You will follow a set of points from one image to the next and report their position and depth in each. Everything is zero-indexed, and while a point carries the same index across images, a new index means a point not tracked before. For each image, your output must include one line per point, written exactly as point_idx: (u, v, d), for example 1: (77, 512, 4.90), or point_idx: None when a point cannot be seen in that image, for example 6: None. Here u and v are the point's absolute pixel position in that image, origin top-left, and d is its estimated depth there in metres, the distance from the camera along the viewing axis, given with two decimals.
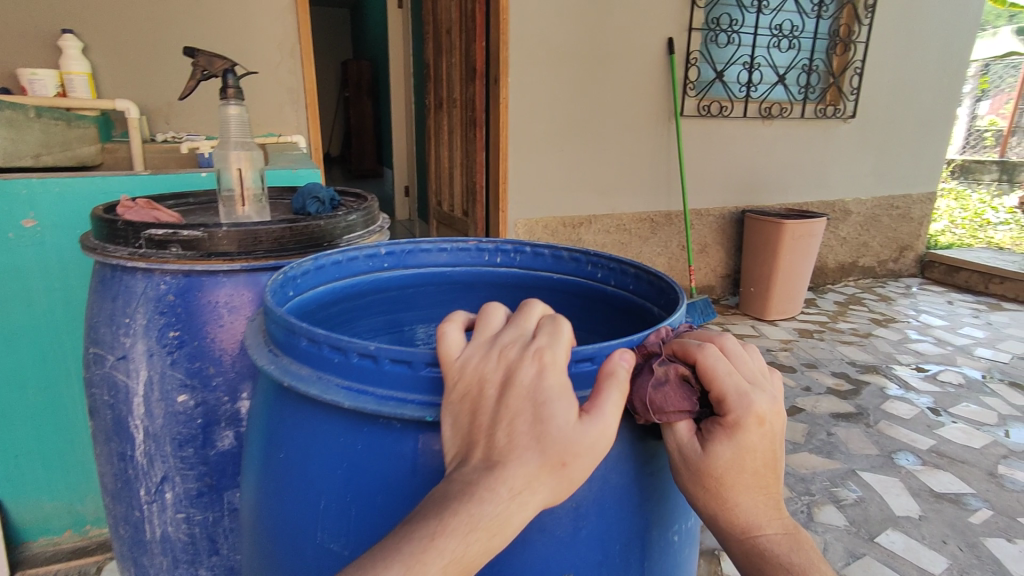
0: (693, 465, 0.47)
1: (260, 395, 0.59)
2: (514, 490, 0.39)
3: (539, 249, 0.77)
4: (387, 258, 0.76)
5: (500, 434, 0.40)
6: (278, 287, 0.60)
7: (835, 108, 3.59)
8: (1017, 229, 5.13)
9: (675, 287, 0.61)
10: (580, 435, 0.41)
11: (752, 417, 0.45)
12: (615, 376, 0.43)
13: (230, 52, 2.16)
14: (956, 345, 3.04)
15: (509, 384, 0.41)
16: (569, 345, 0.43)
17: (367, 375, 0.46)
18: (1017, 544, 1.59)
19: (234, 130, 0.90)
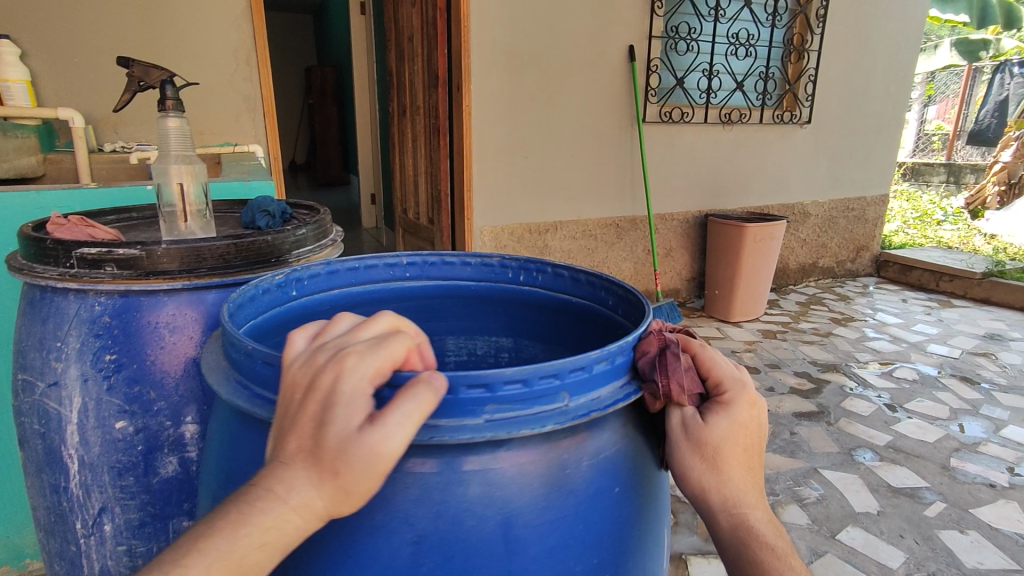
0: (692, 437, 0.50)
1: (215, 420, 0.57)
2: (290, 491, 0.38)
3: (560, 269, 0.73)
4: (408, 267, 0.79)
5: (290, 442, 0.38)
6: (277, 287, 0.67)
7: (791, 114, 3.69)
8: (965, 229, 5.36)
9: (647, 309, 0.57)
10: (357, 449, 0.37)
11: (748, 399, 0.51)
12: (418, 389, 0.39)
13: (182, 59, 2.10)
14: (910, 342, 3.14)
15: (309, 391, 0.39)
16: (383, 353, 0.40)
17: (266, 380, 0.46)
18: (970, 534, 1.64)
19: (174, 143, 0.87)
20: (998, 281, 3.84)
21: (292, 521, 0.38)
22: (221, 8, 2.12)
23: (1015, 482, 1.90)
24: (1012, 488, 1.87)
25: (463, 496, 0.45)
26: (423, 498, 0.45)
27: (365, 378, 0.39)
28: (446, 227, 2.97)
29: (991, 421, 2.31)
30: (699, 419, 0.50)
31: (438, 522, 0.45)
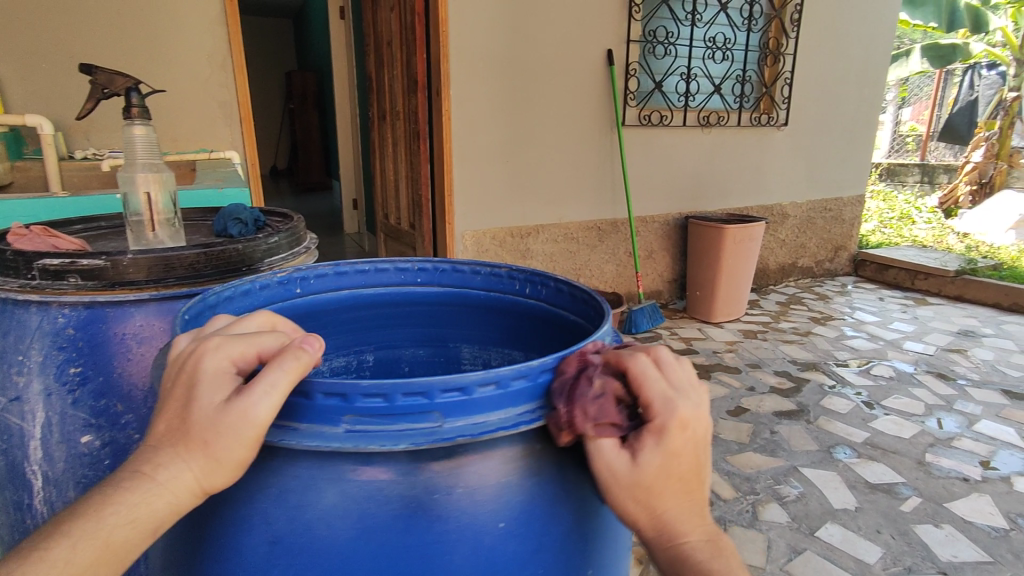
0: (623, 480, 0.45)
1: None
2: (159, 470, 0.40)
3: (562, 283, 0.70)
4: (419, 273, 0.79)
5: (160, 423, 0.42)
6: (278, 283, 0.70)
7: (769, 116, 3.75)
8: (940, 227, 5.47)
9: (606, 325, 0.57)
10: (223, 418, 0.40)
11: (681, 423, 0.44)
12: (287, 356, 0.42)
13: (154, 65, 2.07)
14: (887, 340, 3.20)
15: (177, 376, 0.42)
16: (243, 338, 0.43)
17: None
18: (945, 528, 1.67)
19: (141, 151, 0.86)
20: (971, 278, 3.92)
21: (160, 500, 0.40)
22: (195, 13, 2.10)
23: (988, 475, 1.94)
24: (985, 481, 1.91)
25: (316, 504, 0.47)
26: (283, 501, 0.47)
27: (227, 357, 0.42)
28: (427, 232, 2.96)
29: (965, 416, 2.35)
30: (624, 457, 0.45)
31: (294, 526, 0.47)
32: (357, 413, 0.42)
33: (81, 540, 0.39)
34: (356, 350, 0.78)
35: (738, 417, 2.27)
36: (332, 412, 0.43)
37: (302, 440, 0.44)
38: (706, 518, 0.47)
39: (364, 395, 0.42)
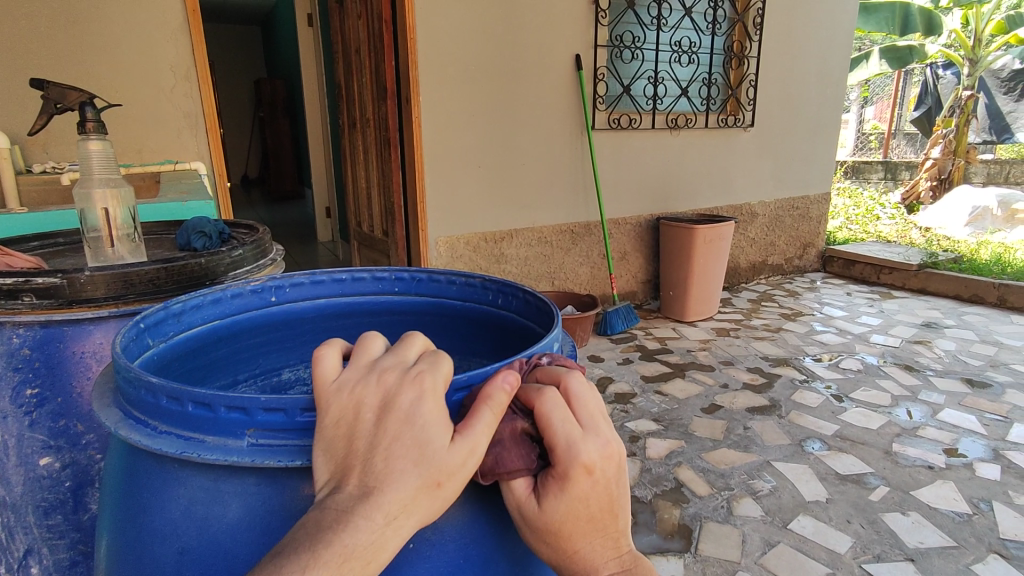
0: (531, 522, 0.46)
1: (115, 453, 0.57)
2: (390, 515, 0.39)
3: (528, 294, 0.68)
4: (396, 282, 0.79)
5: (380, 458, 0.40)
6: (252, 292, 0.73)
7: (735, 118, 3.82)
8: (902, 223, 5.63)
9: (556, 322, 0.60)
10: (452, 457, 0.41)
11: (582, 471, 0.44)
12: (493, 398, 0.43)
13: (115, 76, 2.03)
14: (855, 333, 3.28)
15: (388, 409, 0.41)
16: (447, 375, 0.44)
17: (202, 423, 0.45)
18: (911, 515, 1.72)
19: (97, 166, 0.85)
20: (933, 271, 4.05)
21: (392, 539, 0.40)
22: (156, 22, 2.06)
23: (951, 462, 2.00)
24: (949, 468, 1.97)
25: (221, 518, 0.47)
26: (191, 513, 0.48)
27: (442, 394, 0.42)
28: (401, 239, 2.95)
29: (929, 406, 2.43)
30: (532, 499, 0.46)
31: (201, 538, 0.48)
32: (261, 426, 0.43)
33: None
34: None
35: (712, 415, 2.31)
36: (235, 426, 0.44)
37: (205, 453, 0.44)
38: (624, 547, 0.49)
39: (264, 410, 0.43)
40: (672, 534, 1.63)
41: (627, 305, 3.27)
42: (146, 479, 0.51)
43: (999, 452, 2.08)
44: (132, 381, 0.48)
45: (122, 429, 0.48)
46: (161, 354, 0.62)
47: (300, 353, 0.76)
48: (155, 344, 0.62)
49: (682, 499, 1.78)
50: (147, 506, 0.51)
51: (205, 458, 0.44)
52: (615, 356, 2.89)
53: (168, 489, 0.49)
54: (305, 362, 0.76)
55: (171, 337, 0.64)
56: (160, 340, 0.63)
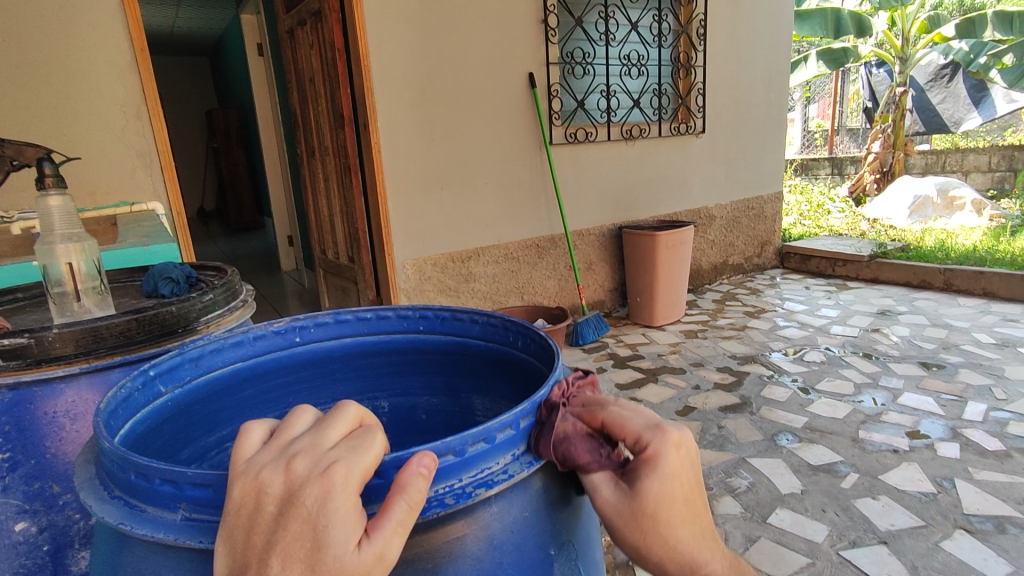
0: (629, 515, 0.47)
1: (99, 535, 0.53)
2: None
3: (547, 341, 0.65)
4: (421, 320, 0.78)
5: (276, 563, 0.37)
6: (275, 333, 0.75)
7: (686, 126, 3.94)
8: (851, 216, 5.88)
9: (556, 351, 0.62)
10: (358, 563, 0.38)
11: (672, 447, 0.47)
12: (407, 489, 0.39)
13: (63, 119, 1.99)
14: (816, 326, 3.40)
15: (291, 504, 0.38)
16: (368, 459, 0.39)
17: (141, 493, 0.43)
18: (881, 499, 1.79)
19: (58, 222, 0.85)
20: (883, 261, 4.23)
21: None
22: (104, 63, 2.03)
23: (914, 444, 2.09)
24: (912, 450, 2.06)
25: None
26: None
27: (355, 489, 0.38)
28: (367, 265, 2.93)
29: (890, 391, 2.53)
30: (625, 497, 0.48)
31: None
32: (192, 501, 0.42)
33: None
34: (370, 396, 0.82)
35: (687, 417, 2.36)
36: (169, 498, 0.42)
37: (139, 526, 0.43)
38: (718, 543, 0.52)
39: (192, 485, 0.41)
40: None
41: (596, 314, 3.31)
42: (108, 549, 0.50)
43: (957, 430, 2.18)
44: (103, 451, 0.47)
45: (83, 490, 0.48)
46: (175, 400, 0.65)
47: (330, 391, 0.79)
48: (168, 391, 0.64)
49: None
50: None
51: (137, 531, 0.42)
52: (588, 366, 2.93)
53: (121, 555, 0.48)
54: (334, 400, 0.80)
55: (187, 382, 0.66)
56: (175, 386, 0.65)
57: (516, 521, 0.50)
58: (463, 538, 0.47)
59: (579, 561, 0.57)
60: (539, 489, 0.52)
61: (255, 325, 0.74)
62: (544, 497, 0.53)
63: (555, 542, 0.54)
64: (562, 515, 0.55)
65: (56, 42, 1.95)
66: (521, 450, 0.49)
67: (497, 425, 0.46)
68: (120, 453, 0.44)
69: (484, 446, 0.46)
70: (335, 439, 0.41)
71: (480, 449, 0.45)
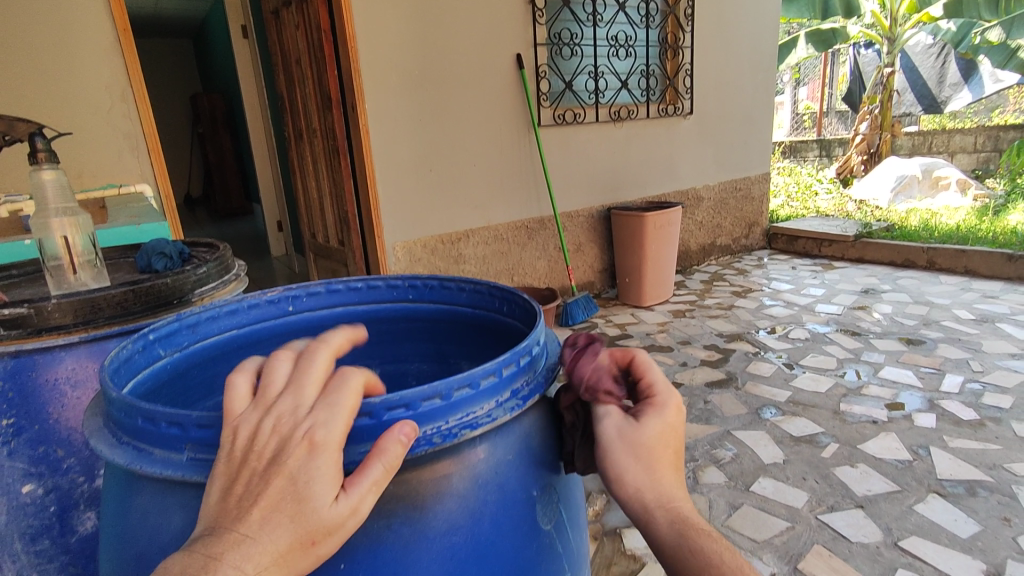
0: (628, 435, 0.54)
1: (108, 482, 0.57)
2: (262, 565, 0.39)
3: (530, 302, 0.68)
4: (410, 289, 0.82)
5: (257, 512, 0.40)
6: (269, 302, 0.78)
7: (675, 107, 3.96)
8: (838, 197, 5.95)
9: (537, 309, 0.66)
10: (333, 515, 0.42)
11: (675, 400, 0.57)
12: (387, 452, 0.43)
13: (47, 100, 1.98)
14: (801, 304, 3.47)
15: (279, 458, 0.42)
16: (351, 418, 0.43)
17: (148, 437, 0.47)
18: (859, 467, 1.86)
19: (53, 196, 0.87)
20: (868, 240, 4.29)
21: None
22: (87, 43, 2.01)
23: (893, 415, 2.16)
24: (890, 421, 2.12)
25: (167, 529, 0.49)
26: (145, 522, 0.50)
27: (338, 447, 0.42)
28: (358, 248, 2.95)
29: (872, 366, 2.60)
30: (629, 423, 0.54)
31: (154, 548, 0.50)
32: (197, 441, 0.45)
33: None
34: (361, 363, 0.84)
35: None
36: (176, 440, 0.46)
37: (149, 466, 0.46)
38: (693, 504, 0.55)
39: (198, 426, 0.44)
40: None
41: (586, 294, 3.35)
42: (119, 496, 0.54)
43: (934, 402, 2.25)
44: (110, 401, 0.50)
45: (92, 438, 0.51)
46: (174, 363, 0.67)
47: None
48: (167, 355, 0.67)
49: None
50: (120, 518, 0.53)
51: (147, 471, 0.46)
52: None
53: (130, 499, 0.52)
54: None
55: (184, 347, 0.69)
56: (173, 350, 0.68)
57: (499, 462, 0.55)
58: (449, 477, 0.51)
59: (560, 503, 0.62)
60: (518, 434, 0.57)
61: (249, 294, 0.77)
62: (526, 441, 0.57)
63: (537, 483, 0.59)
64: (542, 461, 0.59)
65: (39, 22, 1.94)
66: (504, 396, 0.53)
67: (482, 372, 0.50)
68: (129, 400, 0.48)
69: (469, 391, 0.49)
70: (314, 397, 0.45)
71: (465, 394, 0.49)
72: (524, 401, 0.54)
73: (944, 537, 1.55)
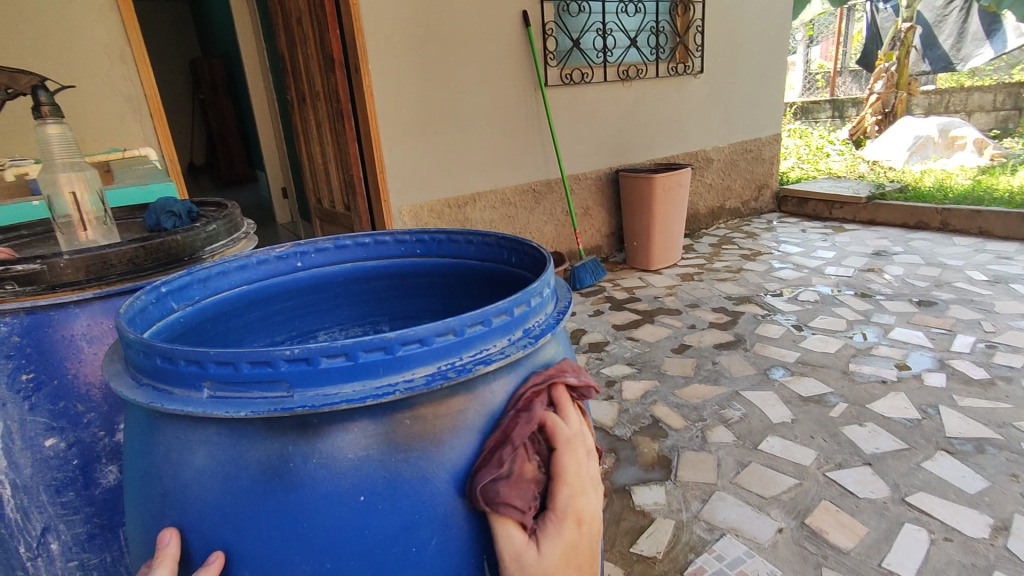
0: (522, 564, 0.55)
1: (134, 418, 0.60)
2: None
3: (539, 250, 0.69)
4: (418, 244, 0.82)
5: None
6: (279, 258, 0.78)
7: (685, 66, 3.86)
8: (851, 159, 5.83)
9: (544, 252, 0.66)
10: None
11: (577, 516, 0.58)
12: None
13: (47, 63, 1.95)
14: (811, 267, 3.44)
15: None
16: None
17: (168, 376, 0.50)
18: (867, 426, 1.87)
19: (59, 151, 0.87)
20: (881, 202, 4.22)
21: None
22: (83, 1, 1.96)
23: (902, 375, 2.16)
24: (900, 380, 2.13)
25: (190, 465, 0.54)
26: (169, 459, 0.55)
27: None
28: (364, 212, 2.93)
29: (881, 327, 2.59)
30: (530, 546, 0.55)
31: (179, 481, 0.54)
32: (214, 379, 0.48)
33: None
34: (372, 321, 0.85)
35: (682, 355, 2.42)
36: (195, 378, 0.49)
37: (168, 403, 0.49)
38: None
39: (215, 363, 0.47)
40: (652, 465, 1.74)
41: (593, 258, 3.34)
42: (148, 434, 0.57)
43: (944, 361, 2.25)
44: (128, 342, 0.52)
45: (113, 380, 0.54)
46: (187, 316, 0.67)
47: (335, 315, 0.82)
48: (181, 306, 0.67)
49: (660, 433, 1.89)
50: (147, 455, 0.57)
51: (167, 408, 0.48)
52: (586, 309, 2.98)
53: (156, 434, 0.56)
54: (339, 325, 0.83)
55: (197, 300, 0.69)
56: (187, 302, 0.68)
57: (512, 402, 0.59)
58: (464, 413, 0.55)
59: None
60: (531, 372, 0.61)
61: (258, 249, 0.77)
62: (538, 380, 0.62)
63: None
64: None
65: None
66: (516, 335, 0.56)
67: (493, 310, 0.53)
68: (148, 341, 0.50)
69: (481, 329, 0.52)
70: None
71: (478, 331, 0.52)
72: (536, 339, 0.56)
73: (951, 492, 1.56)
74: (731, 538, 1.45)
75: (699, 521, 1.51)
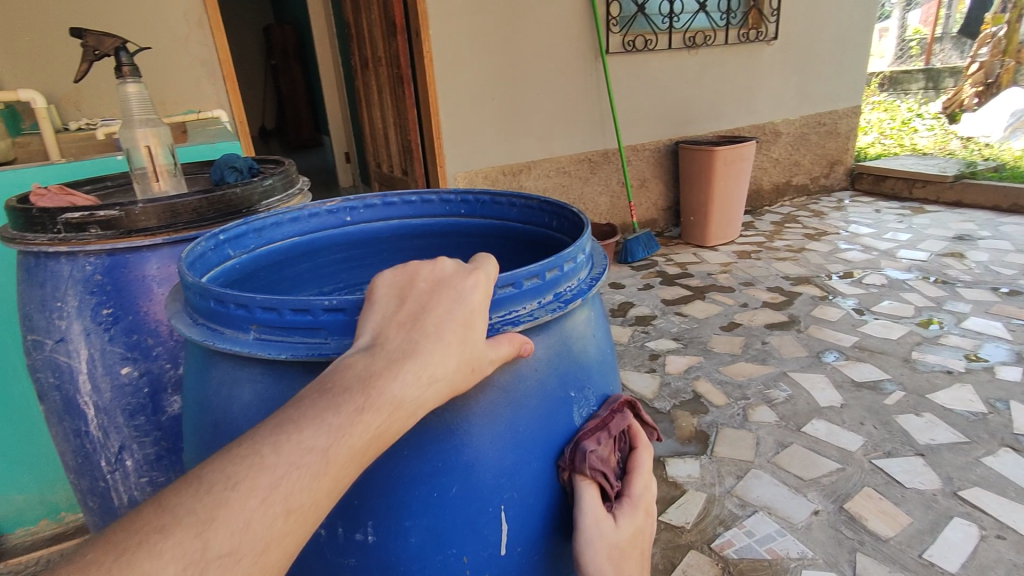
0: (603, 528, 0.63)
1: (192, 353, 0.67)
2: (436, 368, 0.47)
3: (575, 213, 0.70)
4: (462, 204, 0.85)
5: (431, 327, 0.48)
6: (328, 214, 0.83)
7: (757, 31, 3.67)
8: (940, 134, 5.40)
9: (581, 215, 0.69)
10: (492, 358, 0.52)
11: (648, 503, 0.68)
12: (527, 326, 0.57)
13: (132, 26, 2.08)
14: (881, 249, 3.26)
15: (439, 294, 0.50)
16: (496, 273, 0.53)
17: (222, 317, 0.55)
18: (924, 416, 1.79)
19: (136, 109, 0.95)
20: (969, 182, 3.92)
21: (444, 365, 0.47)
22: None
23: (971, 367, 2.04)
24: (967, 372, 2.02)
25: (239, 399, 0.60)
26: (221, 390, 0.61)
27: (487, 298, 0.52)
28: (420, 177, 2.99)
29: (954, 315, 2.44)
30: (608, 518, 0.64)
31: (228, 410, 0.61)
32: (261, 322, 0.53)
33: (411, 376, 0.45)
34: None
35: (731, 333, 2.38)
36: (244, 321, 0.54)
37: (220, 342, 0.55)
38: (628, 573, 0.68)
39: (261, 308, 0.52)
40: (689, 439, 1.74)
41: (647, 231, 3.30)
42: (205, 370, 0.64)
43: (1020, 355, 2.11)
44: (188, 286, 0.58)
45: (174, 319, 0.60)
46: (243, 265, 0.73)
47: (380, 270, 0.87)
48: (237, 256, 0.73)
49: (700, 409, 1.88)
50: (203, 386, 0.64)
51: (219, 346, 0.54)
52: (635, 283, 2.95)
53: (211, 369, 0.62)
54: None
55: (252, 250, 0.75)
56: (242, 253, 0.74)
57: (536, 360, 0.62)
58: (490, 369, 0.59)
59: (596, 404, 0.70)
60: (557, 335, 0.64)
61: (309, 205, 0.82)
62: (563, 341, 0.65)
63: (576, 386, 0.67)
64: (575, 364, 0.67)
65: None
66: (546, 299, 0.59)
67: (523, 273, 0.56)
68: (204, 283, 0.56)
69: (511, 290, 0.55)
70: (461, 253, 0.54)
71: (507, 293, 0.55)
72: (565, 303, 0.59)
73: (1010, 490, 1.49)
74: (763, 515, 1.44)
75: (732, 496, 1.51)
